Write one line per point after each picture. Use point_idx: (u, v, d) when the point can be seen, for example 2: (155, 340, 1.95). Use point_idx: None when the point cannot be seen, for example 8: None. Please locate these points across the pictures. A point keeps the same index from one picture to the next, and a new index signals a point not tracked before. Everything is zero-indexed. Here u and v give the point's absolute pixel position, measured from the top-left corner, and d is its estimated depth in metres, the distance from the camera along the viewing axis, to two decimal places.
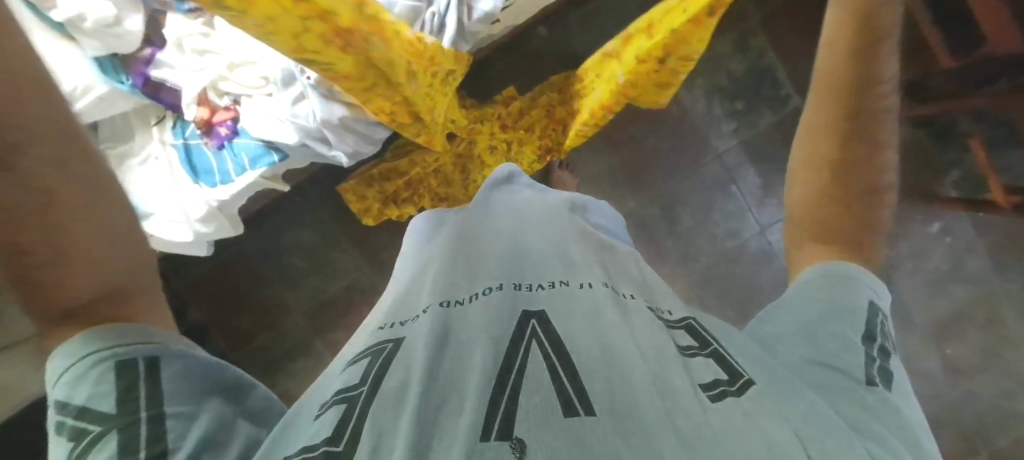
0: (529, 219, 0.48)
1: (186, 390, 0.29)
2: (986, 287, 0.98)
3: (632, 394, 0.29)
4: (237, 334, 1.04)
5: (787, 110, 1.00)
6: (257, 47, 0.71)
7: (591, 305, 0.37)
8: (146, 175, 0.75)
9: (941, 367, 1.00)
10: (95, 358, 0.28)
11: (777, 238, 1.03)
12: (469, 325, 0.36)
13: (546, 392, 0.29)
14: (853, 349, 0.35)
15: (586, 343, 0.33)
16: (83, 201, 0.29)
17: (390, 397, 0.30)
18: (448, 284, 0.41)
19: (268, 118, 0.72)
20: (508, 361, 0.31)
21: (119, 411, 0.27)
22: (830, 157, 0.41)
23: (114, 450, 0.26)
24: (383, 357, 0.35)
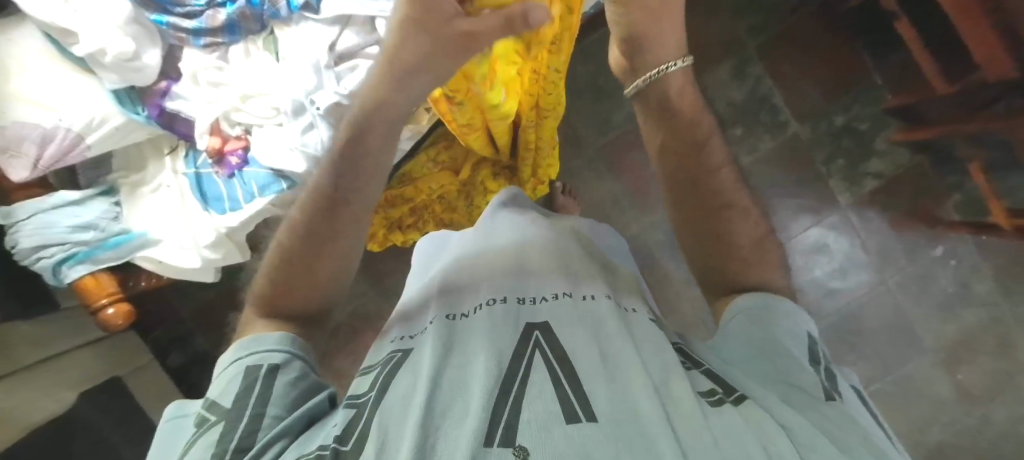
0: (532, 234, 0.49)
1: (284, 394, 0.36)
2: (996, 311, 0.97)
3: (634, 403, 0.29)
4: None
5: (786, 135, 1.03)
6: (270, 79, 0.74)
7: (592, 317, 0.37)
8: (159, 203, 0.77)
9: (954, 393, 0.98)
10: (239, 361, 0.39)
11: None
12: (473, 334, 0.36)
13: (550, 401, 0.29)
14: (804, 368, 0.37)
15: (588, 352, 0.33)
16: (333, 248, 0.46)
17: (396, 403, 0.31)
18: (452, 299, 0.42)
19: (279, 147, 0.74)
20: (511, 369, 0.32)
21: (233, 404, 0.35)
22: (702, 210, 0.50)
23: (217, 435, 0.33)
24: (392, 364, 0.36)
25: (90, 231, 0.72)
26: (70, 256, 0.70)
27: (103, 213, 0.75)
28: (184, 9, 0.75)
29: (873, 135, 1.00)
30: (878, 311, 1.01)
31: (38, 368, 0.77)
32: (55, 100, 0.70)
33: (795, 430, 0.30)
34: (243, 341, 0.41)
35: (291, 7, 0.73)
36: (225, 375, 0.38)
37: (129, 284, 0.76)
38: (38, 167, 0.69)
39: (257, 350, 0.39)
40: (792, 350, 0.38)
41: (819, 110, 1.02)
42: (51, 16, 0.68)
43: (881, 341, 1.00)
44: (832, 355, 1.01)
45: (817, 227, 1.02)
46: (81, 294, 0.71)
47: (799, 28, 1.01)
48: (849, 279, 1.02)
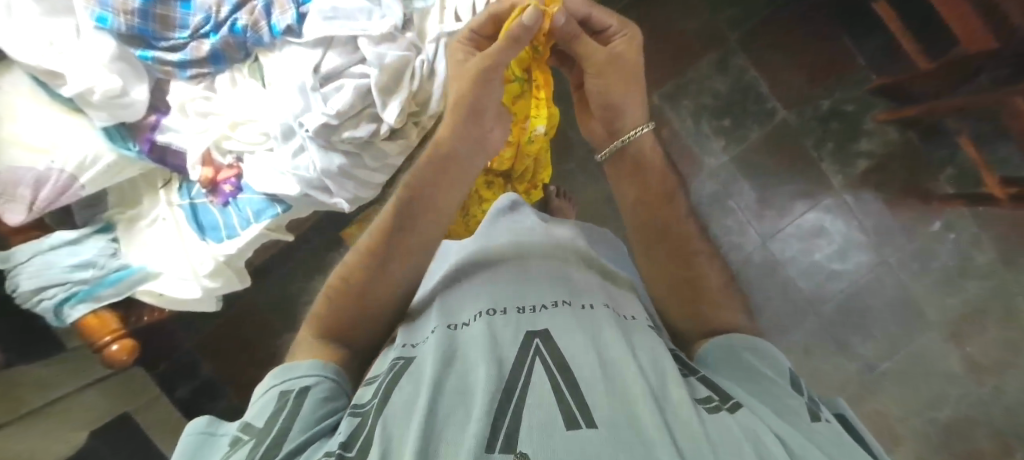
0: (530, 242, 0.50)
1: (314, 415, 0.37)
2: (998, 281, 0.97)
3: (632, 411, 0.30)
4: (247, 388, 1.06)
5: (774, 122, 1.03)
6: (258, 106, 0.75)
7: (591, 325, 0.37)
8: (157, 236, 0.78)
9: (964, 366, 0.98)
10: (271, 385, 0.40)
11: (780, 248, 1.03)
12: (474, 342, 0.36)
13: (551, 408, 0.29)
14: (792, 393, 0.37)
15: (587, 359, 0.33)
16: (392, 279, 0.48)
17: (398, 412, 0.31)
18: (452, 310, 0.42)
19: (269, 172, 0.75)
20: (510, 378, 0.32)
21: (264, 425, 0.36)
22: (676, 252, 0.58)
23: (248, 450, 0.34)
24: (393, 374, 0.36)
25: (89, 269, 0.73)
26: (71, 295, 0.70)
27: (101, 250, 0.75)
28: (169, 43, 0.75)
29: (860, 115, 1.00)
30: (881, 290, 1.01)
31: (44, 412, 0.77)
32: (46, 142, 0.70)
33: (788, 443, 0.30)
34: (279, 368, 0.41)
35: (273, 33, 0.73)
36: (259, 398, 0.39)
37: (130, 320, 0.76)
38: (34, 209, 0.69)
39: (291, 376, 0.40)
40: (773, 376, 0.38)
41: (804, 95, 1.02)
42: (36, 59, 0.68)
43: (886, 320, 1.00)
44: (839, 338, 1.01)
45: (812, 211, 1.02)
46: (84, 334, 0.70)
47: (778, 17, 1.02)
48: (850, 260, 1.02)
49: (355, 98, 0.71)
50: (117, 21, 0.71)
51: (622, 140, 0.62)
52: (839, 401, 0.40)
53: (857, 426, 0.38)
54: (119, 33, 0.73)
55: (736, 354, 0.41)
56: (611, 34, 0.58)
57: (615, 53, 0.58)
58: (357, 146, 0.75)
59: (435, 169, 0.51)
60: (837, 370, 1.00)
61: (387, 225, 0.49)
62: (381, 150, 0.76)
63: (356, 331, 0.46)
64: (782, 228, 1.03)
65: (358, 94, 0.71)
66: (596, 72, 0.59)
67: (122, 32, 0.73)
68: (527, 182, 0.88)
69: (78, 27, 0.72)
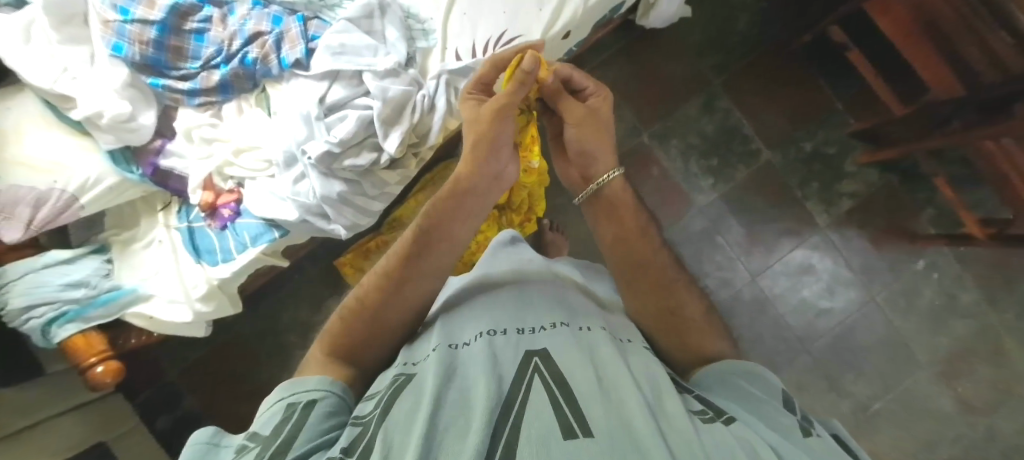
0: (529, 271, 0.51)
1: (318, 426, 0.37)
2: (984, 320, 0.99)
3: (629, 421, 0.30)
4: (230, 421, 1.04)
5: (760, 162, 1.07)
6: (262, 133, 0.77)
7: (588, 345, 0.38)
8: (151, 258, 0.77)
9: (956, 406, 0.98)
10: (279, 396, 0.40)
11: (769, 284, 1.05)
12: (474, 360, 0.36)
13: (549, 418, 0.30)
14: (785, 412, 0.36)
15: (584, 374, 0.34)
16: (409, 305, 0.48)
17: (397, 422, 0.31)
18: (452, 331, 0.42)
19: (270, 197, 0.76)
20: (510, 393, 0.32)
21: (269, 434, 0.36)
22: (660, 284, 0.52)
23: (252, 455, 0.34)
24: (394, 388, 0.36)
25: (81, 288, 0.72)
26: (60, 315, 0.70)
27: (95, 271, 0.75)
28: (179, 72, 0.78)
29: (842, 157, 1.05)
30: (870, 328, 1.02)
31: (21, 436, 0.74)
32: (50, 162, 0.71)
33: (781, 451, 0.31)
34: (286, 382, 0.41)
35: (283, 65, 0.77)
36: (264, 411, 0.39)
37: (118, 343, 0.75)
38: (31, 227, 0.69)
39: (299, 388, 0.40)
40: (764, 396, 0.38)
41: (788, 137, 1.07)
42: (49, 82, 0.71)
43: (877, 358, 1.01)
44: (831, 376, 1.01)
45: (800, 248, 1.05)
46: (69, 354, 0.69)
47: (760, 64, 1.08)
48: (838, 298, 1.03)
49: (358, 128, 0.73)
50: (132, 50, 0.74)
51: (595, 184, 0.57)
52: (832, 421, 0.40)
53: (854, 447, 0.37)
54: (132, 62, 0.76)
55: (726, 379, 0.41)
56: (587, 93, 0.58)
57: (591, 110, 0.57)
58: (357, 174, 0.77)
59: (460, 199, 0.52)
60: (831, 409, 0.99)
61: (405, 251, 0.49)
62: (381, 179, 0.78)
63: (365, 356, 0.46)
64: (771, 264, 1.05)
65: (362, 124, 0.73)
66: (575, 124, 0.56)
67: (135, 60, 0.75)
68: (523, 210, 0.90)
69: (93, 55, 0.76)
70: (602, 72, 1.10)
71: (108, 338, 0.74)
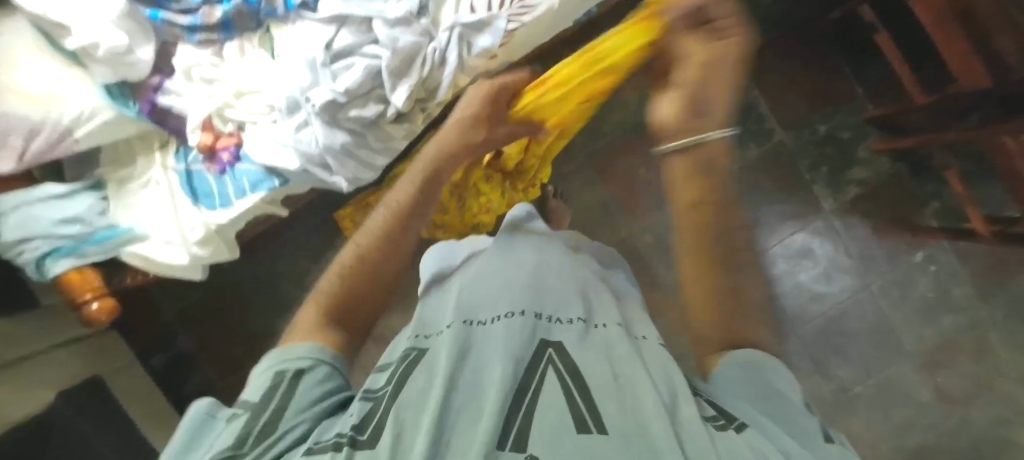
0: (549, 252, 0.49)
1: (309, 403, 0.36)
2: (974, 316, 1.00)
3: (640, 420, 0.29)
4: (224, 364, 1.05)
5: (771, 143, 1.05)
6: (265, 76, 0.75)
7: (605, 340, 0.38)
8: (147, 198, 0.76)
9: (935, 396, 1.00)
10: (267, 362, 0.38)
11: (767, 266, 1.05)
12: (490, 342, 0.36)
13: (561, 410, 0.30)
14: (805, 413, 0.34)
15: (600, 370, 0.34)
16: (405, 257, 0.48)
17: (410, 400, 0.31)
18: (469, 304, 0.41)
19: (271, 144, 0.74)
20: (526, 382, 0.32)
21: (259, 403, 0.35)
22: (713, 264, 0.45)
23: (241, 430, 0.33)
24: (408, 363, 0.36)
25: (76, 225, 0.71)
26: (55, 249, 0.69)
27: (90, 207, 0.73)
28: (179, 6, 0.75)
29: (856, 143, 1.03)
30: (861, 316, 1.03)
31: (16, 366, 0.76)
32: (44, 91, 0.69)
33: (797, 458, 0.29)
34: (277, 349, 0.39)
35: (288, 6, 0.74)
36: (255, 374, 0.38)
37: (114, 281, 0.75)
38: (23, 160, 0.68)
39: (289, 355, 0.38)
40: (785, 392, 0.35)
41: (803, 119, 1.05)
42: (42, 8, 0.67)
43: (864, 345, 1.02)
44: (817, 359, 1.03)
45: (801, 233, 1.05)
46: (64, 290, 0.69)
47: (784, 40, 1.05)
48: (834, 284, 1.04)
49: (365, 78, 0.71)
50: None
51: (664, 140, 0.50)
52: None
53: None
54: None
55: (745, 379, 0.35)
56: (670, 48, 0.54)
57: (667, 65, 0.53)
58: (363, 126, 0.75)
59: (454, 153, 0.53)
60: (813, 391, 1.02)
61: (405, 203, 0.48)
62: (387, 132, 0.76)
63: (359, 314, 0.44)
64: (771, 246, 1.05)
65: (369, 75, 0.71)
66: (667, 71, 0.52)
67: None
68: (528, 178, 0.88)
69: None
70: (620, 37, 1.06)
71: (103, 276, 0.73)
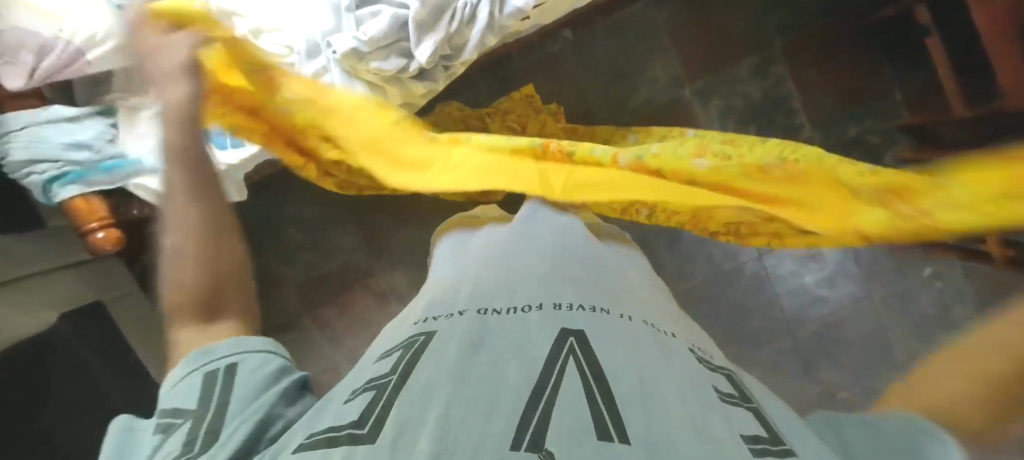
0: (574, 245, 0.52)
1: (247, 388, 0.38)
2: (970, 336, 0.99)
3: (667, 427, 0.29)
4: None
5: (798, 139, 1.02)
6: (287, 16, 0.73)
7: (628, 336, 0.38)
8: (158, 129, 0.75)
9: None
10: (181, 376, 0.39)
11: (773, 265, 1.05)
12: (504, 333, 0.38)
13: (580, 412, 0.29)
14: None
15: (622, 369, 0.34)
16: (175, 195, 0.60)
17: (424, 389, 0.32)
18: (487, 294, 0.44)
19: (286, 86, 0.72)
20: (543, 375, 0.32)
21: (198, 408, 0.36)
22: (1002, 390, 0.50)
23: (189, 433, 0.34)
24: (415, 348, 0.38)
25: (84, 151, 0.70)
26: (62, 175, 0.68)
27: (100, 134, 0.72)
28: None
29: (883, 150, 1.00)
30: (857, 324, 1.03)
31: (19, 284, 0.78)
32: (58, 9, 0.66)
33: None
34: (188, 356, 0.40)
35: None
36: (176, 385, 0.38)
37: (121, 211, 0.74)
38: (33, 77, 0.65)
39: (212, 354, 0.39)
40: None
41: (835, 118, 1.01)
42: None
43: (855, 351, 1.03)
44: (807, 361, 1.04)
45: None
46: (70, 216, 0.69)
47: (827, 32, 1.00)
48: (836, 289, 1.04)
49: (391, 27, 0.67)
50: None
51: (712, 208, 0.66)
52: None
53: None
54: None
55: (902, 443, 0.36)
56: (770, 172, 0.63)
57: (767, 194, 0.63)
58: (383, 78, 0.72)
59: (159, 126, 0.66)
60: (798, 390, 1.03)
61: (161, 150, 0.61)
62: (407, 88, 0.74)
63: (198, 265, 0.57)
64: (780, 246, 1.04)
65: (395, 24, 0.67)
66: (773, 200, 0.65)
67: None
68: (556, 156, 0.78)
69: None
70: (658, 8, 1.00)
71: (111, 206, 0.72)
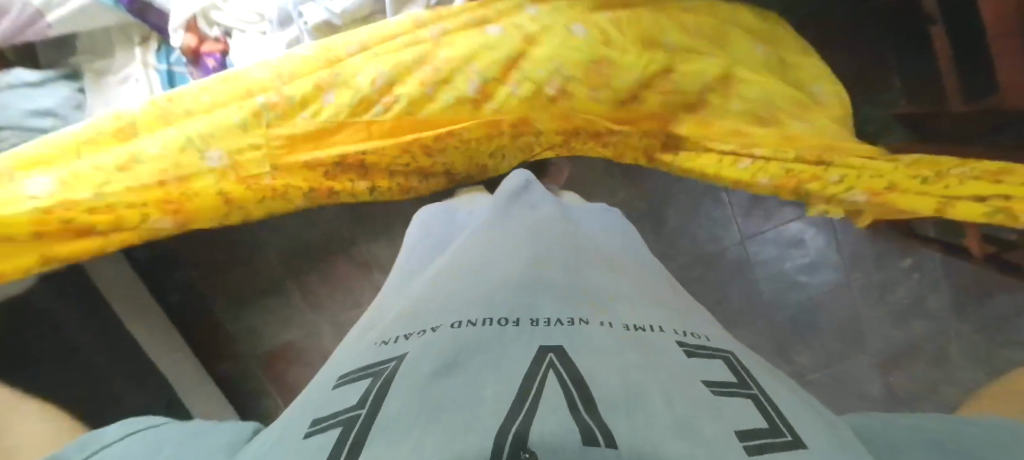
0: (549, 252, 0.47)
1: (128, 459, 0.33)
2: (941, 325, 1.01)
3: (664, 431, 0.23)
4: (206, 264, 1.13)
5: None
6: None
7: (613, 344, 0.33)
8: (126, 93, 0.78)
9: (884, 393, 1.03)
10: None
11: (757, 249, 1.05)
12: (479, 353, 0.31)
13: (563, 416, 0.23)
14: None
15: (608, 377, 0.28)
16: None
17: (392, 424, 0.25)
18: (462, 307, 0.37)
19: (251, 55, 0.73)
20: (521, 390, 0.26)
21: None
22: None
23: None
24: (385, 376, 0.30)
25: (47, 117, 0.74)
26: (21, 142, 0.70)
27: (65, 100, 0.76)
28: None
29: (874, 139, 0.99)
30: (836, 310, 1.05)
31: None
32: None
33: None
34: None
35: None
36: None
37: None
38: None
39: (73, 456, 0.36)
40: None
41: None
42: None
43: (830, 335, 1.05)
44: (782, 345, 1.05)
45: (798, 222, 1.03)
46: None
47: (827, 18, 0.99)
48: (817, 276, 1.04)
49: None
50: None
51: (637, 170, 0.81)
52: None
53: None
54: None
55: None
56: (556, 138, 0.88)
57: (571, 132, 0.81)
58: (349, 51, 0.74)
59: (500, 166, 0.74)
60: None
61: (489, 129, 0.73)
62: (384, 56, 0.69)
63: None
64: (764, 231, 1.04)
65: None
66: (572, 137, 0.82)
67: None
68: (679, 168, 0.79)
69: None
70: None
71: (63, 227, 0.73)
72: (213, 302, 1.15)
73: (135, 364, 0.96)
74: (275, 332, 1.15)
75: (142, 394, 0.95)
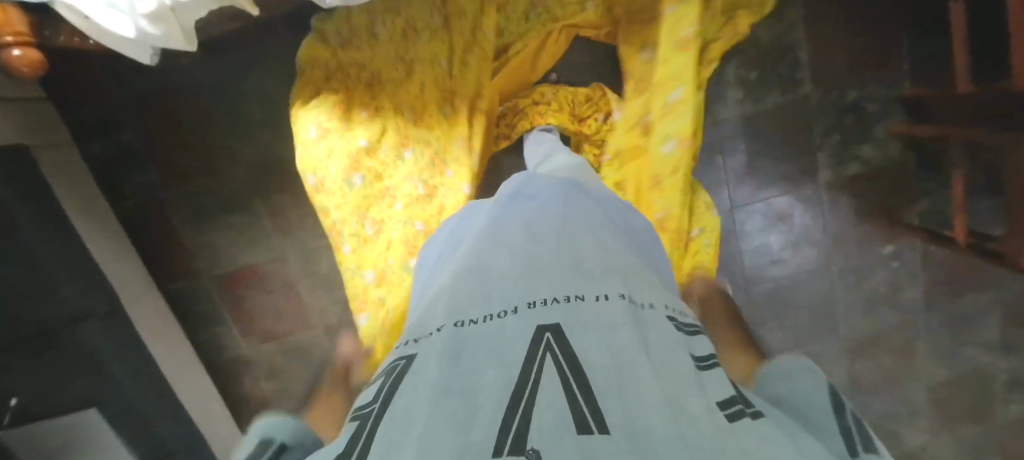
0: (552, 214, 0.46)
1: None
2: (913, 317, 1.03)
3: (647, 401, 0.25)
4: (170, 169, 1.04)
5: (798, 95, 0.97)
6: None
7: (612, 320, 0.32)
8: None
9: (847, 381, 1.05)
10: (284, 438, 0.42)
11: (744, 219, 1.03)
12: (474, 344, 0.31)
13: (561, 407, 0.24)
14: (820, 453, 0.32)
15: (598, 349, 0.29)
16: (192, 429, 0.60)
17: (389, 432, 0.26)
18: (462, 300, 0.36)
19: None
20: (521, 374, 0.27)
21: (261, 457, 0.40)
22: None
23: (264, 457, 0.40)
24: (396, 373, 0.33)
25: None
26: None
27: None
28: None
29: (875, 120, 0.98)
30: (810, 293, 1.04)
31: None
32: None
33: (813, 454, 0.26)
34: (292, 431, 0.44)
35: None
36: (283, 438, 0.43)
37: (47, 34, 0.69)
38: None
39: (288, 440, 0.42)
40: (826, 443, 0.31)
41: (839, 81, 0.96)
42: None
43: (802, 317, 1.05)
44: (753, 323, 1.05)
45: (786, 197, 1.01)
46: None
47: None
48: (797, 255, 1.03)
49: None
50: None
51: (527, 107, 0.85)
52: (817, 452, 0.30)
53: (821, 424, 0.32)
54: None
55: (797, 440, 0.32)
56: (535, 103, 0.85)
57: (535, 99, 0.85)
58: None
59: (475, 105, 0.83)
60: None
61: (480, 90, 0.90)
62: None
63: None
64: (755, 203, 1.02)
65: None
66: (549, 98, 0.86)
67: None
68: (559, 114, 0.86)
69: None
70: None
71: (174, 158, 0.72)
72: (172, 215, 1.06)
73: (87, 273, 0.91)
74: (233, 254, 1.09)
75: (85, 302, 0.90)
